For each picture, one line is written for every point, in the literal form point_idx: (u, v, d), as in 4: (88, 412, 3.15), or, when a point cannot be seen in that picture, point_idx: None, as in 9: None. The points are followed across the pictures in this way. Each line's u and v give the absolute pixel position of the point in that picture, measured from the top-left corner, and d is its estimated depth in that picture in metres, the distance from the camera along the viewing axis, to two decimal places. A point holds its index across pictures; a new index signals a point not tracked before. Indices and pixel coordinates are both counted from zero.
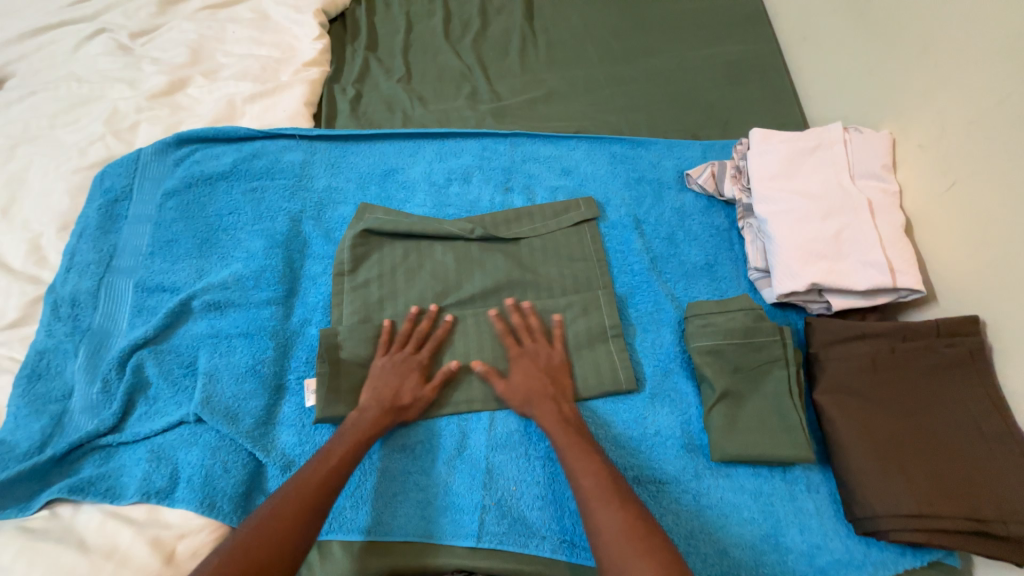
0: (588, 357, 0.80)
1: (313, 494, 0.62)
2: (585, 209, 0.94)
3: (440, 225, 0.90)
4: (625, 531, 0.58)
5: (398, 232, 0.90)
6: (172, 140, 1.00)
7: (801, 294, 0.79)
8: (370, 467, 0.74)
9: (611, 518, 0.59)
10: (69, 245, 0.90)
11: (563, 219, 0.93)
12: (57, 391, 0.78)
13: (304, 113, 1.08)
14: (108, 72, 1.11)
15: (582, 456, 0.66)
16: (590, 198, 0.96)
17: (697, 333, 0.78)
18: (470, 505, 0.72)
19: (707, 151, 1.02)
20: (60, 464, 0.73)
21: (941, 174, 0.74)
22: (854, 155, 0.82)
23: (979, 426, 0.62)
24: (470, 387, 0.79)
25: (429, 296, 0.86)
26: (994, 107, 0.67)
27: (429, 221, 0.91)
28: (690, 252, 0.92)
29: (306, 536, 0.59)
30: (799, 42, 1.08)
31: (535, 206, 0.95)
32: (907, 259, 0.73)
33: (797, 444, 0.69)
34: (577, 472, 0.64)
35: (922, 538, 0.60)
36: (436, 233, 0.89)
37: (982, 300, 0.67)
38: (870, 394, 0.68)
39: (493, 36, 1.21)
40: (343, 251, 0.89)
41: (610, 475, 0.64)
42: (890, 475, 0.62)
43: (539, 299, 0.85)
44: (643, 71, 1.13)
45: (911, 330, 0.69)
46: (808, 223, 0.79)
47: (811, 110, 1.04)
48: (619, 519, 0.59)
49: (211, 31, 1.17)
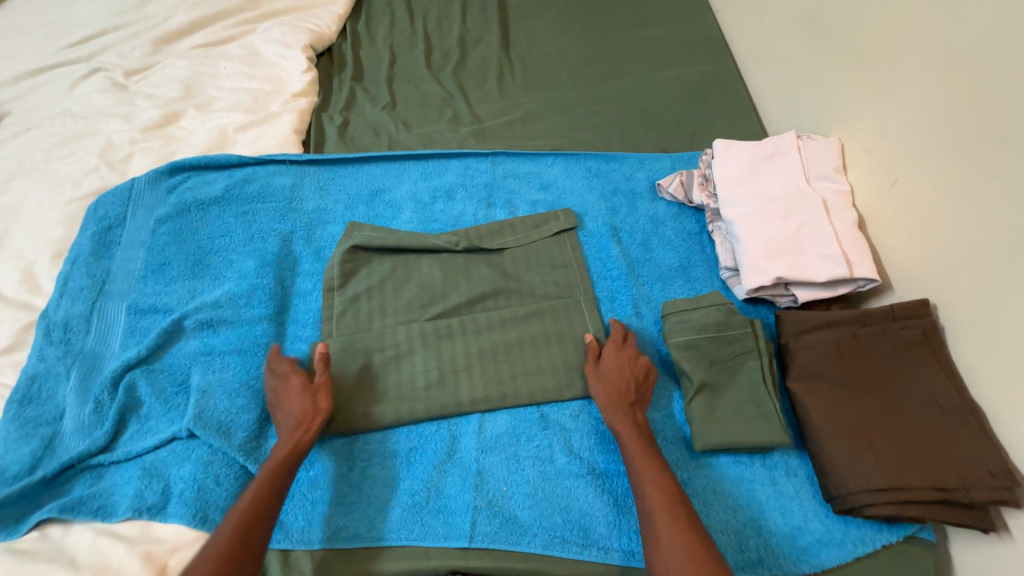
0: (572, 360, 0.84)
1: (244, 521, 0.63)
2: (564, 220, 0.99)
3: (426, 239, 0.94)
4: (686, 553, 0.59)
5: (385, 247, 0.94)
6: (166, 169, 1.04)
7: (768, 288, 0.83)
8: (360, 474, 0.76)
9: (670, 533, 0.61)
10: (62, 271, 0.92)
11: (544, 229, 0.98)
12: (48, 414, 0.79)
13: (294, 140, 1.13)
14: (103, 108, 1.16)
15: (653, 466, 0.67)
16: (568, 210, 1.01)
17: (674, 329, 0.81)
18: (461, 506, 0.73)
19: (676, 162, 1.08)
20: (50, 486, 0.73)
21: (886, 172, 0.80)
22: (808, 159, 0.89)
23: (937, 401, 0.66)
24: (459, 391, 0.81)
25: (417, 306, 0.89)
26: (923, 112, 0.75)
27: (415, 235, 0.95)
28: (664, 255, 0.97)
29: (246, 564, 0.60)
30: (754, 61, 1.18)
31: (517, 218, 1.00)
32: (862, 251, 0.79)
33: (773, 430, 0.72)
34: (643, 483, 0.66)
35: (894, 511, 0.63)
36: (422, 246, 0.93)
37: (931, 284, 0.73)
38: (838, 377, 0.72)
39: (472, 64, 1.29)
40: (333, 267, 0.92)
41: (676, 491, 0.65)
42: (861, 452, 0.66)
43: (523, 305, 0.89)
44: (613, 92, 1.21)
45: (870, 316, 0.73)
46: (770, 222, 0.85)
47: (770, 121, 1.12)
48: (684, 537, 0.60)
49: (204, 68, 1.23)
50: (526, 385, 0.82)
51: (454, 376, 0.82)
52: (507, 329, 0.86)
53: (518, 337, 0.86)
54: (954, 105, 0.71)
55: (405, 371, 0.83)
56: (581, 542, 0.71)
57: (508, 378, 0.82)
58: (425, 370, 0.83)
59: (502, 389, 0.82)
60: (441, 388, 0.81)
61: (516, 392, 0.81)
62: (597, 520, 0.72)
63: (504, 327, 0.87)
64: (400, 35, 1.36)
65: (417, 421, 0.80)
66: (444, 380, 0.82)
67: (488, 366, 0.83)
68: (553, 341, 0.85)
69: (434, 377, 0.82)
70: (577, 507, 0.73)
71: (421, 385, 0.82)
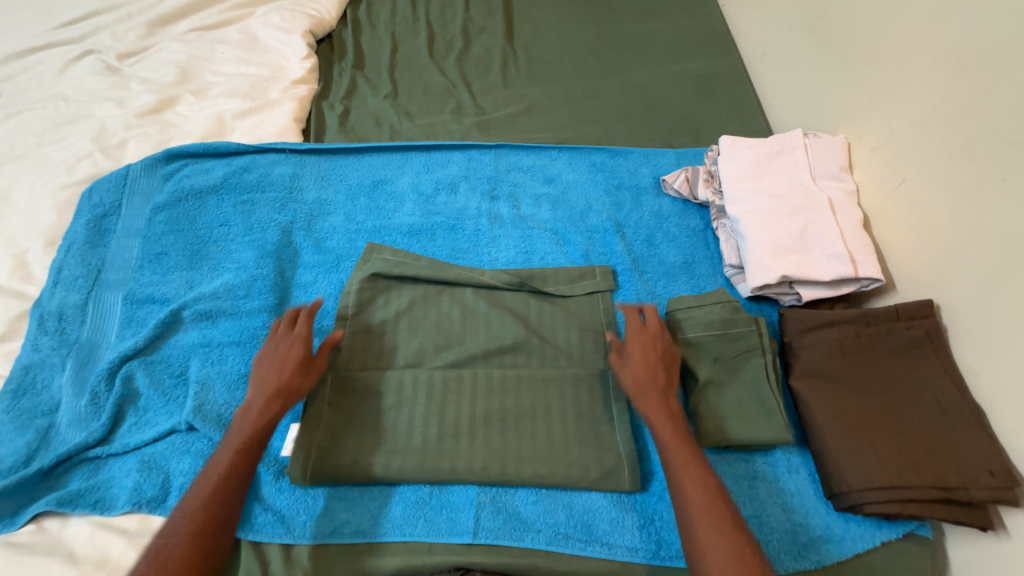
0: (586, 426, 0.78)
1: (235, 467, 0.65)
2: (600, 279, 0.91)
3: (447, 271, 0.90)
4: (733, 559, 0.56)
5: (406, 277, 0.90)
6: (162, 156, 1.02)
7: (773, 287, 0.83)
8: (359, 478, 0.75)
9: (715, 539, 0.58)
10: (56, 260, 0.90)
11: (576, 287, 0.91)
12: (43, 405, 0.77)
13: (294, 128, 1.11)
14: (96, 91, 1.13)
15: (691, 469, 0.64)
16: (606, 267, 0.93)
17: (678, 326, 0.82)
18: (466, 502, 0.73)
19: (681, 158, 1.08)
20: (46, 478, 0.72)
21: (892, 173, 0.80)
22: (814, 158, 0.89)
23: (938, 400, 0.67)
24: (457, 454, 0.75)
25: (430, 349, 0.84)
26: (932, 112, 0.74)
27: (438, 266, 0.91)
28: (669, 252, 0.96)
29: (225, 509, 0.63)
30: (760, 57, 1.17)
31: (550, 268, 0.93)
32: (867, 251, 0.79)
33: (776, 428, 0.72)
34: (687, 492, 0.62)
35: (895, 509, 0.64)
36: (444, 279, 0.89)
37: (935, 285, 0.73)
38: (842, 377, 0.72)
39: (476, 54, 1.27)
40: (349, 293, 0.88)
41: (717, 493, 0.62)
42: (863, 451, 0.66)
43: (543, 369, 0.82)
44: (618, 85, 1.20)
45: (873, 315, 0.74)
46: (776, 221, 0.85)
47: (775, 118, 1.12)
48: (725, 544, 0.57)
49: (200, 52, 1.20)
50: (529, 451, 0.75)
51: (458, 379, 0.81)
52: (521, 392, 0.80)
53: (531, 406, 0.79)
54: (963, 106, 0.70)
55: (403, 420, 0.77)
56: (584, 538, 0.71)
57: (513, 452, 0.75)
58: (423, 419, 0.77)
59: (503, 459, 0.75)
60: (439, 447, 0.75)
61: (518, 467, 0.74)
62: (599, 516, 0.73)
63: (518, 389, 0.80)
64: (402, 22, 1.33)
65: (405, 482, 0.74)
66: (443, 441, 0.76)
67: (493, 434, 0.77)
68: (567, 413, 0.78)
69: (432, 437, 0.76)
70: (581, 504, 0.74)
71: (417, 444, 0.76)
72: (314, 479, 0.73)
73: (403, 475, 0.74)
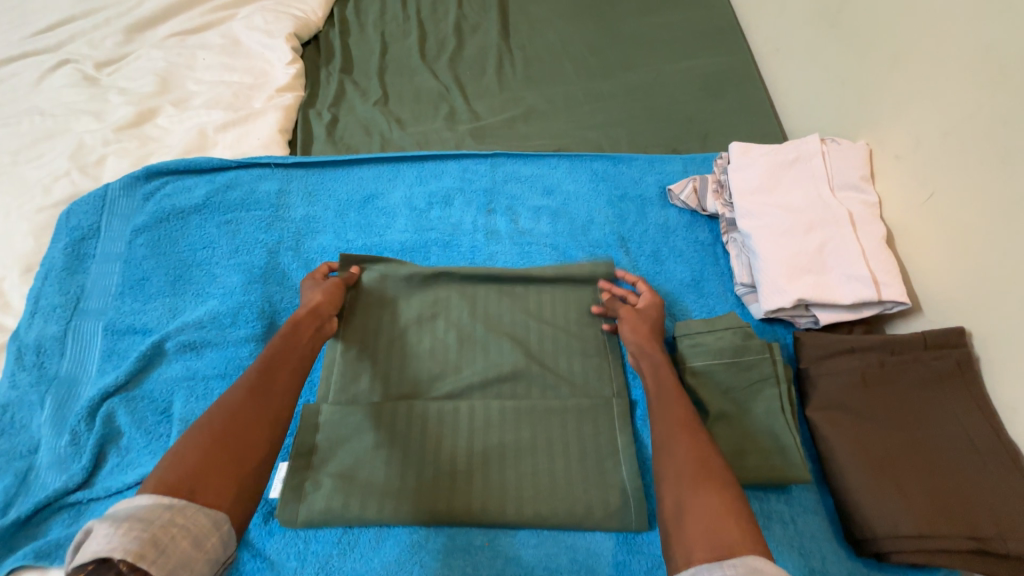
0: (590, 462, 0.74)
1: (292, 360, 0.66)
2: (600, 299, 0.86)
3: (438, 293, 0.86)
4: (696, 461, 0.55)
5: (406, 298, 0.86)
6: (141, 174, 0.97)
7: (788, 309, 0.78)
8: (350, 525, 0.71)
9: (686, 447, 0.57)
10: (33, 289, 0.86)
11: (574, 312, 0.85)
12: (22, 446, 0.74)
13: (280, 140, 1.06)
14: (73, 104, 1.08)
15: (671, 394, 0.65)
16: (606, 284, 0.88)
17: (687, 353, 0.77)
18: (463, 545, 0.69)
19: (688, 165, 1.02)
20: (25, 525, 0.69)
21: (919, 185, 0.74)
22: (833, 167, 0.83)
23: (970, 439, 0.62)
24: (453, 492, 0.71)
25: (425, 379, 0.80)
26: (965, 120, 0.68)
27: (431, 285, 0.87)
28: (676, 268, 0.91)
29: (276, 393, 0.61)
30: (772, 54, 1.10)
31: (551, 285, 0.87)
32: (891, 271, 0.73)
33: (792, 465, 0.68)
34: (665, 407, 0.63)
35: (924, 558, 0.59)
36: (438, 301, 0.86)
37: (968, 310, 0.67)
38: (864, 409, 0.68)
39: (470, 55, 1.20)
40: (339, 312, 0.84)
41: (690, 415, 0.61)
42: (887, 492, 0.62)
43: (544, 399, 0.78)
44: (621, 86, 1.13)
45: (899, 343, 0.69)
46: (791, 237, 0.79)
47: (788, 121, 1.05)
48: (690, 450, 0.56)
49: (180, 59, 1.14)
50: (529, 489, 0.71)
51: (454, 412, 0.76)
52: (521, 425, 0.76)
53: (532, 439, 0.75)
54: (1000, 114, 0.64)
55: (396, 458, 0.73)
56: None
57: (513, 491, 0.71)
58: (419, 454, 0.73)
59: (503, 499, 0.71)
60: (434, 485, 0.71)
61: (518, 508, 0.70)
62: (605, 561, 0.69)
63: (518, 422, 0.76)
64: (393, 21, 1.26)
65: (396, 520, 0.70)
66: (439, 480, 0.72)
67: (492, 472, 0.72)
68: (570, 448, 0.74)
69: (428, 476, 0.72)
70: (585, 546, 0.70)
71: (411, 484, 0.72)
72: (305, 521, 0.70)
73: (395, 517, 0.70)
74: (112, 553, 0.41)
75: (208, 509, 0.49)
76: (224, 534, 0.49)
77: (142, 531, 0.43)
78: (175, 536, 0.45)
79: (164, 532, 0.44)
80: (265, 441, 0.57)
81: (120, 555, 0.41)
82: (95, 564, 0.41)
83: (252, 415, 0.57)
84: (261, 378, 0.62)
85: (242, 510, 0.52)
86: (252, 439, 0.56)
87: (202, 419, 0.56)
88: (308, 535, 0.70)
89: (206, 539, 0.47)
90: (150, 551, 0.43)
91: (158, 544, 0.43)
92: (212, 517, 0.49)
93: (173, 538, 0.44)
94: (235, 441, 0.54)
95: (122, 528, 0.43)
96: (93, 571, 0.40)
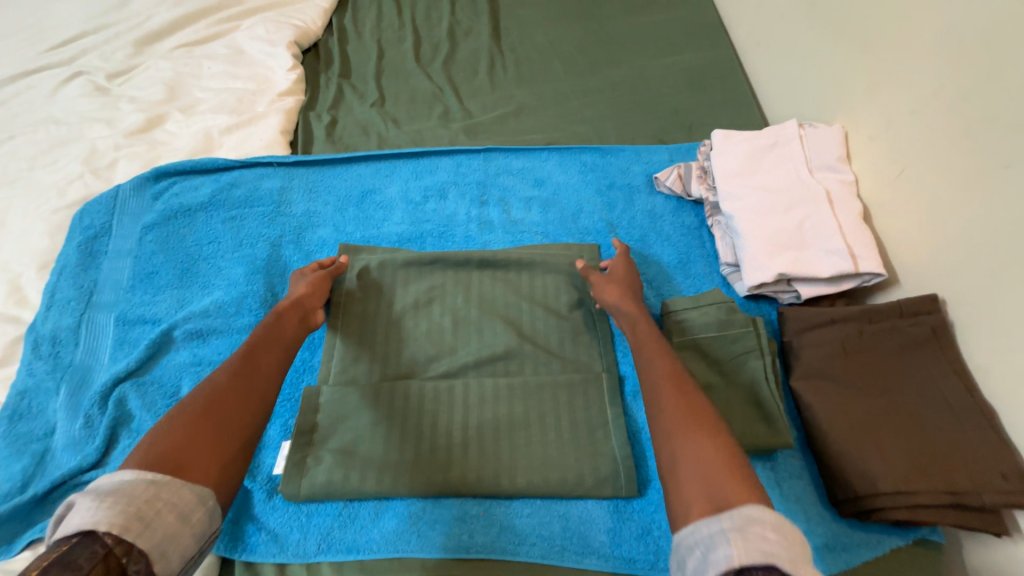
0: (581, 433, 0.76)
1: (279, 350, 0.70)
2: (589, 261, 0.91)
3: (433, 280, 0.90)
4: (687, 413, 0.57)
5: (401, 284, 0.89)
6: (151, 175, 1.02)
7: (770, 285, 0.81)
8: (350, 500, 0.73)
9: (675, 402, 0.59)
10: (49, 283, 0.91)
11: (561, 295, 0.88)
12: (39, 430, 0.78)
13: (281, 141, 1.11)
14: (86, 113, 1.14)
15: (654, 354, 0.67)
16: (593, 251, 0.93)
17: (674, 330, 0.80)
18: (457, 516, 0.72)
19: (673, 154, 1.05)
20: (42, 504, 0.72)
21: (891, 162, 0.77)
22: (810, 149, 0.86)
23: (947, 401, 0.64)
24: (450, 465, 0.74)
25: (422, 359, 0.83)
26: (930, 98, 0.72)
27: (425, 271, 0.91)
28: (663, 251, 0.94)
29: (258, 379, 0.64)
30: (753, 46, 1.14)
31: (536, 259, 0.91)
32: (867, 245, 0.76)
33: (776, 432, 0.70)
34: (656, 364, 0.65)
35: (904, 515, 0.61)
36: (433, 287, 0.89)
37: (940, 279, 0.70)
38: (844, 378, 0.70)
39: (463, 57, 1.25)
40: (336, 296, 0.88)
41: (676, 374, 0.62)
42: (867, 454, 0.64)
43: (536, 375, 0.81)
44: (607, 82, 1.17)
45: (876, 312, 0.72)
46: (770, 217, 0.82)
47: (769, 109, 1.09)
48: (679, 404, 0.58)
49: (187, 68, 1.20)
50: (523, 460, 0.74)
51: (449, 390, 0.79)
52: (515, 401, 0.78)
53: (525, 413, 0.77)
54: (962, 91, 0.67)
55: (395, 435, 0.76)
56: (580, 550, 0.69)
57: (507, 462, 0.74)
58: (416, 430, 0.76)
59: (497, 471, 0.73)
60: (432, 458, 0.74)
61: (512, 479, 0.73)
62: (597, 528, 0.71)
63: (512, 397, 0.79)
64: (388, 28, 1.32)
65: (397, 492, 0.72)
66: (436, 454, 0.75)
67: (486, 445, 0.75)
68: (562, 420, 0.77)
69: (425, 450, 0.75)
70: (577, 515, 0.72)
71: (409, 458, 0.74)
72: (307, 495, 0.73)
73: (394, 490, 0.72)
74: (96, 527, 0.44)
75: (193, 486, 0.51)
76: (208, 509, 0.52)
77: (127, 504, 0.46)
78: (160, 510, 0.48)
79: (149, 507, 0.47)
80: (247, 421, 0.60)
81: (105, 528, 0.44)
82: (78, 537, 0.44)
83: (235, 399, 0.60)
84: (243, 367, 0.64)
85: (228, 487, 0.55)
86: (235, 420, 0.58)
87: (183, 405, 0.58)
88: (310, 510, 0.73)
89: (191, 514, 0.50)
90: (135, 524, 0.45)
91: (143, 518, 0.46)
92: (198, 493, 0.51)
93: (157, 513, 0.47)
94: (218, 422, 0.57)
95: (105, 503, 0.46)
96: (77, 544, 0.43)
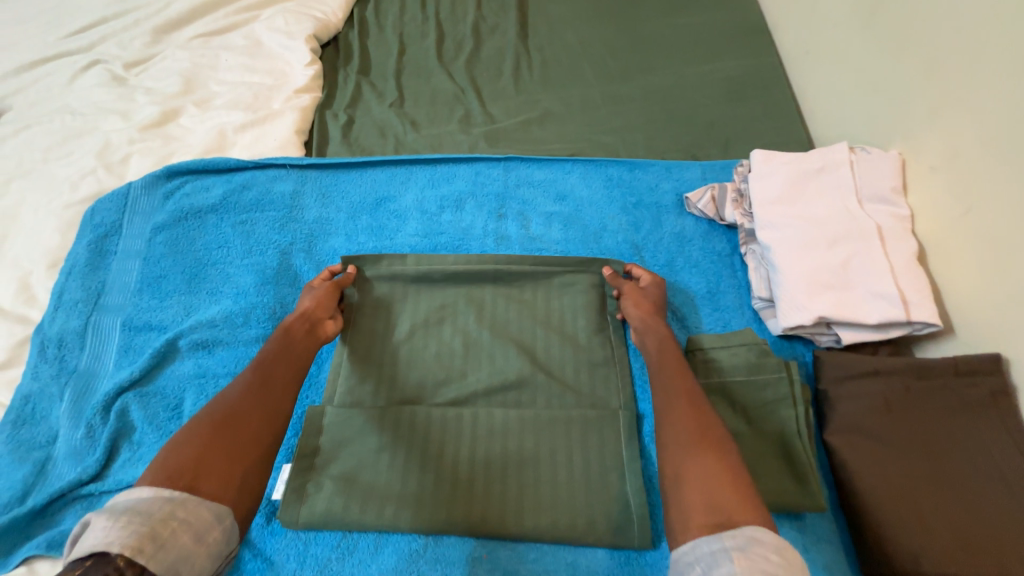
0: (594, 477, 0.72)
1: (294, 361, 0.68)
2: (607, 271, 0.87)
3: (444, 299, 0.86)
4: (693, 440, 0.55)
5: (410, 302, 0.85)
6: (163, 173, 1.00)
7: (807, 327, 0.75)
8: (350, 531, 0.71)
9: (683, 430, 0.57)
10: (58, 283, 0.90)
11: (578, 321, 0.83)
12: (41, 437, 0.77)
13: (295, 141, 1.07)
14: (102, 104, 1.11)
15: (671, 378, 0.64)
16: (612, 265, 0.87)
17: (699, 369, 0.75)
18: (459, 557, 0.68)
19: (707, 172, 0.98)
20: (41, 515, 0.71)
21: (955, 200, 0.70)
22: (861, 178, 0.79)
23: (1005, 476, 0.57)
24: (455, 500, 0.70)
25: (430, 384, 0.79)
26: (1004, 131, 0.63)
27: (435, 288, 0.87)
28: (691, 279, 0.88)
29: (271, 391, 0.62)
30: (800, 57, 1.05)
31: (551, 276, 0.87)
32: (921, 290, 0.69)
33: (804, 491, 0.65)
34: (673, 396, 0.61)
35: None
36: (445, 306, 0.85)
37: (1002, 336, 0.63)
38: (886, 437, 0.64)
39: (487, 56, 1.19)
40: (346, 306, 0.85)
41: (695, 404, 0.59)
42: (908, 526, 0.59)
43: (549, 408, 0.76)
44: (639, 89, 1.10)
45: (926, 367, 0.65)
46: (812, 251, 0.75)
47: (815, 127, 1.01)
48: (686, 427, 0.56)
49: (204, 60, 1.17)
50: (530, 501, 0.70)
51: (456, 418, 0.76)
52: (525, 435, 0.74)
53: (535, 450, 0.73)
54: None
55: (398, 464, 0.73)
56: None
57: (514, 502, 0.70)
58: (421, 460, 0.73)
59: (503, 511, 0.70)
60: (435, 491, 0.71)
61: (519, 521, 0.69)
62: None
63: (523, 431, 0.74)
64: (411, 22, 1.26)
65: (398, 526, 0.69)
66: (440, 487, 0.71)
67: (492, 482, 0.71)
68: (575, 461, 0.72)
69: (429, 483, 0.71)
70: (585, 564, 0.68)
71: (412, 490, 0.71)
72: (306, 523, 0.70)
73: (395, 524, 0.69)
74: (110, 548, 0.42)
75: (209, 503, 0.50)
76: (226, 527, 0.50)
77: (141, 524, 0.44)
78: (176, 530, 0.45)
79: (163, 526, 0.45)
80: (262, 435, 0.58)
81: (118, 550, 0.42)
82: (92, 560, 0.42)
83: (247, 412, 0.58)
84: (257, 378, 0.63)
85: (244, 504, 0.53)
86: (249, 434, 0.57)
87: (198, 419, 0.57)
88: (309, 539, 0.70)
89: (208, 533, 0.48)
90: (148, 543, 0.43)
91: (156, 538, 0.44)
92: (215, 511, 0.50)
93: (173, 531, 0.45)
94: (233, 436, 0.55)
95: (120, 522, 0.44)
96: (90, 567, 0.41)
